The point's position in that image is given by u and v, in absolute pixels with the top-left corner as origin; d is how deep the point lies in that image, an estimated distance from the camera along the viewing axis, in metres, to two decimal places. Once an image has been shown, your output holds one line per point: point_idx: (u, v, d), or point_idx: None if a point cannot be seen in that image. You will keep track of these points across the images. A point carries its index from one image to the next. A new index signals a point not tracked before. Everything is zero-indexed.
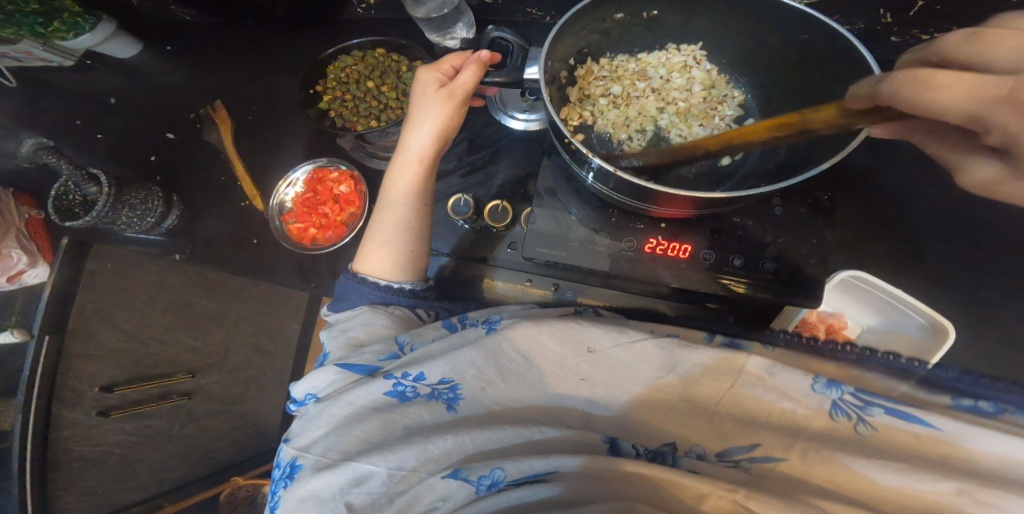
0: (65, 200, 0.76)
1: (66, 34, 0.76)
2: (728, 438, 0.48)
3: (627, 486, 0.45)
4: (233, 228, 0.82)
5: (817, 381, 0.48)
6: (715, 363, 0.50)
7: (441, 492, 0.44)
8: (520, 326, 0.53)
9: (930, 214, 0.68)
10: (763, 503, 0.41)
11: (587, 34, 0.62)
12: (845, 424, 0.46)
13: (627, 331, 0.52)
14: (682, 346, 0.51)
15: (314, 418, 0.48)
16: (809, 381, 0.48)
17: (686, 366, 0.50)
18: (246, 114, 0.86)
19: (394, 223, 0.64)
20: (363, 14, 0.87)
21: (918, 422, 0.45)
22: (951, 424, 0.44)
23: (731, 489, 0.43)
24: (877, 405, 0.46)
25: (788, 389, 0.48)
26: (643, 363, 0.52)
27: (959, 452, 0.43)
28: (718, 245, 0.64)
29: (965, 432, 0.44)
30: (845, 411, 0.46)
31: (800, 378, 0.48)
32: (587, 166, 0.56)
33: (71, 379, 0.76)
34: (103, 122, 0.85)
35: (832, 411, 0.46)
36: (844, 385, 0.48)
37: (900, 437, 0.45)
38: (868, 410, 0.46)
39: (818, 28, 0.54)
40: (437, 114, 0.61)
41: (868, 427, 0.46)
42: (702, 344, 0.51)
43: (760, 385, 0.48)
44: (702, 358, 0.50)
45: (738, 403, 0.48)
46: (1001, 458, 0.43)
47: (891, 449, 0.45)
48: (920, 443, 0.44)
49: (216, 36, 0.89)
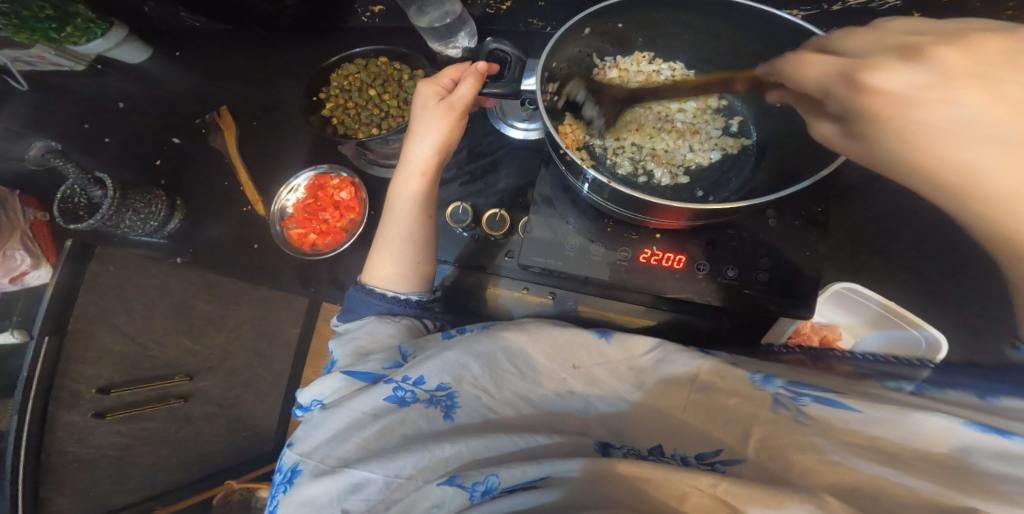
0: (71, 203, 0.78)
1: (78, 39, 0.77)
2: (707, 439, 0.48)
3: (626, 493, 0.43)
4: (235, 232, 0.83)
5: (755, 376, 0.51)
6: (698, 373, 0.53)
7: (436, 499, 0.43)
8: (514, 333, 0.57)
9: (927, 228, 0.67)
10: (739, 491, 0.39)
11: (590, 44, 0.64)
12: (783, 415, 0.47)
13: (606, 347, 0.57)
14: (651, 363, 0.55)
15: (318, 424, 0.49)
16: (747, 377, 0.51)
17: (654, 381, 0.53)
18: (251, 120, 0.88)
19: (399, 237, 0.65)
20: (368, 22, 0.89)
21: (847, 408, 0.45)
22: (879, 409, 0.44)
23: (711, 484, 0.41)
24: (809, 394, 0.47)
25: (734, 385, 0.50)
26: (624, 379, 0.54)
27: (890, 437, 0.42)
28: (713, 257, 0.64)
29: (897, 415, 0.43)
30: (783, 403, 0.47)
31: (738, 373, 0.51)
32: (583, 178, 0.57)
33: (68, 380, 0.76)
34: (111, 127, 0.86)
35: (768, 404, 0.48)
36: (779, 380, 0.50)
37: (835, 424, 0.44)
38: (800, 400, 0.47)
39: (810, 40, 0.55)
40: (439, 128, 0.62)
41: (805, 417, 0.46)
42: (679, 357, 0.54)
43: (730, 392, 0.50)
44: (685, 370, 0.53)
45: (704, 408, 0.50)
46: (937, 442, 0.40)
47: (830, 435, 0.44)
48: (855, 430, 0.43)
49: (224, 42, 0.90)
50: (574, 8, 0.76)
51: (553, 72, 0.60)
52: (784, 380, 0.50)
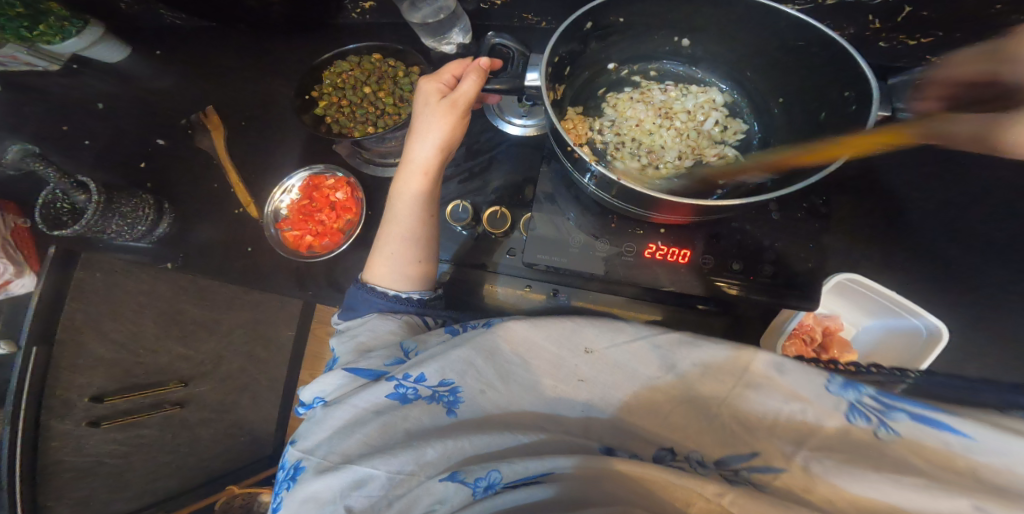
0: (53, 209, 0.75)
1: (52, 37, 0.73)
2: (731, 447, 0.46)
3: (631, 491, 0.44)
4: (227, 235, 0.81)
5: (832, 382, 0.47)
6: (734, 363, 0.50)
7: (438, 495, 0.43)
8: (517, 324, 0.54)
9: (922, 219, 0.69)
10: (745, 505, 0.40)
11: (591, 37, 0.62)
12: (863, 427, 0.44)
13: (624, 328, 0.53)
14: (680, 345, 0.52)
15: (320, 421, 0.48)
16: (823, 382, 0.47)
17: (683, 366, 0.50)
18: (239, 120, 0.85)
19: (399, 236, 0.64)
20: (358, 19, 0.86)
21: (948, 430, 0.42)
22: (990, 436, 0.41)
23: (716, 495, 0.41)
24: (901, 409, 0.44)
25: (797, 390, 0.47)
26: (648, 362, 0.51)
27: (999, 465, 0.40)
28: (717, 250, 0.64)
29: (1010, 448, 0.40)
30: (865, 414, 0.44)
31: (810, 377, 0.47)
32: (588, 174, 0.56)
33: (59, 389, 0.73)
34: (91, 128, 0.83)
35: (846, 414, 0.45)
36: (864, 387, 0.46)
37: (927, 445, 0.42)
38: (889, 414, 0.44)
39: (811, 35, 0.55)
40: (441, 125, 0.61)
41: (889, 432, 0.43)
42: (704, 345, 0.51)
43: (790, 397, 0.47)
44: (722, 356, 0.50)
45: (738, 405, 0.48)
46: None
47: (918, 457, 0.42)
48: (955, 456, 0.41)
49: (207, 40, 0.87)
50: (569, 3, 0.75)
51: (553, 67, 0.58)
52: (869, 388, 0.46)
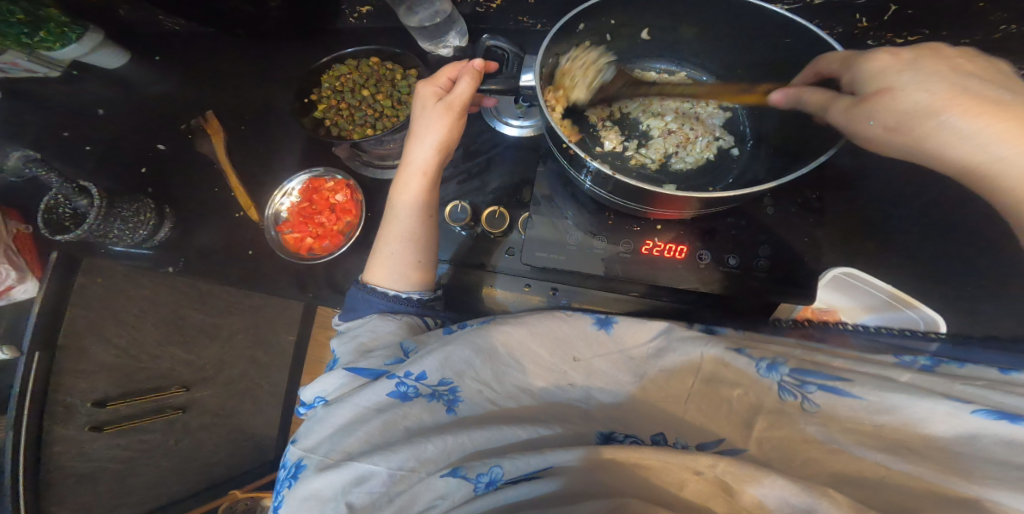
0: (55, 215, 0.76)
1: (53, 45, 0.73)
2: (725, 433, 0.47)
3: (619, 477, 0.45)
4: (228, 239, 0.82)
5: (760, 364, 0.49)
6: (698, 363, 0.52)
7: (440, 491, 0.44)
8: (512, 328, 0.56)
9: (915, 215, 0.70)
10: (735, 471, 0.41)
11: (586, 36, 0.63)
12: (789, 403, 0.46)
13: (604, 340, 0.56)
14: (649, 355, 0.54)
15: (320, 420, 0.48)
16: (752, 365, 0.49)
17: (653, 371, 0.53)
18: (239, 125, 0.86)
19: (402, 236, 0.65)
20: (355, 23, 0.87)
21: (851, 395, 0.44)
22: (878, 393, 0.43)
23: (708, 468, 0.42)
24: (814, 380, 0.46)
25: (739, 374, 0.49)
26: (624, 368, 0.54)
27: (898, 422, 0.42)
28: (713, 245, 0.65)
29: (896, 401, 0.42)
30: (789, 390, 0.46)
31: (744, 362, 0.49)
32: (585, 171, 0.57)
33: (61, 394, 0.73)
34: (91, 134, 0.84)
35: (774, 391, 0.47)
36: (784, 366, 0.48)
37: (843, 413, 0.44)
38: (806, 387, 0.46)
39: (799, 32, 0.56)
40: (438, 127, 0.62)
41: (811, 405, 0.45)
42: (679, 346, 0.53)
43: (734, 383, 0.49)
44: (686, 359, 0.52)
45: (704, 396, 0.50)
46: (941, 428, 0.40)
47: (836, 426, 0.44)
48: (861, 418, 0.43)
49: (204, 44, 0.88)
50: (563, 6, 0.76)
51: (548, 69, 0.59)
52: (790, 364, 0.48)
